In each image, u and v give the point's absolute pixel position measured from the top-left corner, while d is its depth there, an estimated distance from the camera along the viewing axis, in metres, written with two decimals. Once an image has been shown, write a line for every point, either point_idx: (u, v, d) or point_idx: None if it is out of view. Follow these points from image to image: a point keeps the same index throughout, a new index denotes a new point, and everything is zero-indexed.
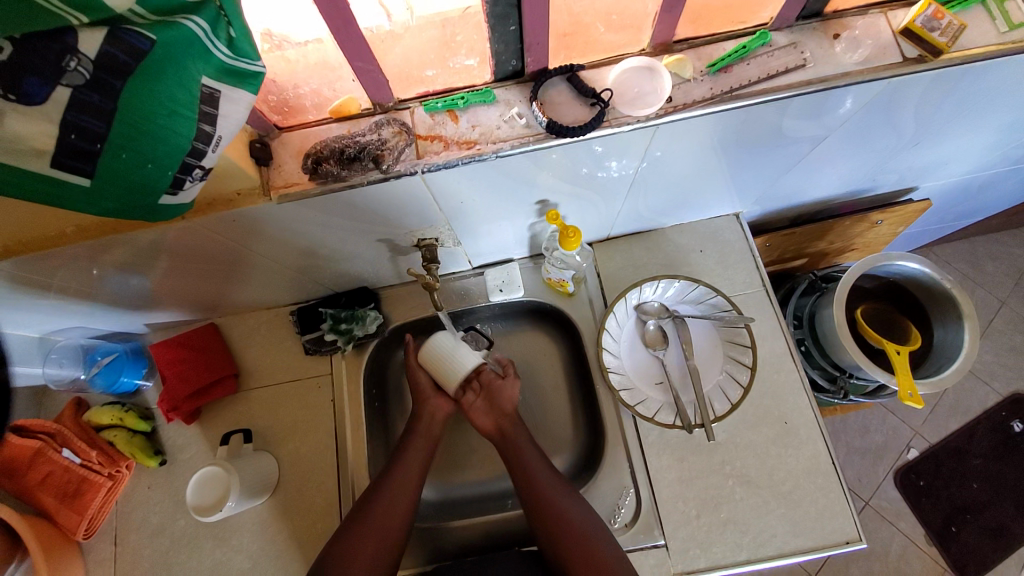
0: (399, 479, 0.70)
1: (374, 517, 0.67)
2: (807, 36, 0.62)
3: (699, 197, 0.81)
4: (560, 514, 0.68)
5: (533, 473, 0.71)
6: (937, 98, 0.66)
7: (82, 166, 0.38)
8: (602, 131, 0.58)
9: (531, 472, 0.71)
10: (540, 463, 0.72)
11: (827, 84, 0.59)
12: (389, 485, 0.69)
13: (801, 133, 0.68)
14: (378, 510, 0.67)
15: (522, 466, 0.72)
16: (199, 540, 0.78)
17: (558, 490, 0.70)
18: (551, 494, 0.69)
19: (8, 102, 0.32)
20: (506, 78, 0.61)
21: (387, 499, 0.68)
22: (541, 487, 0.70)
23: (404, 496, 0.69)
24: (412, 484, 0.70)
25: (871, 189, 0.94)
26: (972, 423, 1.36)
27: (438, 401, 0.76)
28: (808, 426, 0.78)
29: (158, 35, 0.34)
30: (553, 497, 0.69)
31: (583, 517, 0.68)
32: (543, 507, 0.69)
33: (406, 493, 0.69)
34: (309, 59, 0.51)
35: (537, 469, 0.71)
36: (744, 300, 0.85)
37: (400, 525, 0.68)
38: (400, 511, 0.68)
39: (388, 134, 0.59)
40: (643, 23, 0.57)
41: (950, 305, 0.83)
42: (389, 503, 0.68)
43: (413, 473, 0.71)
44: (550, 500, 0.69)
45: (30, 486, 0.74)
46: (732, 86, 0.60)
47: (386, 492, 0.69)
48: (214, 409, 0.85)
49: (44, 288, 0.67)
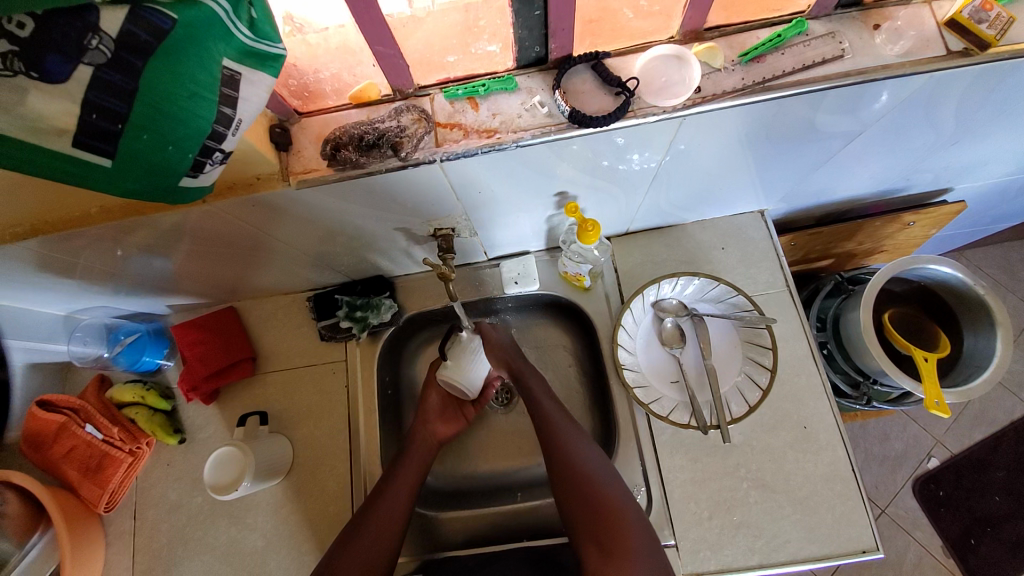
0: (390, 495, 0.69)
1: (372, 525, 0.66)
2: (846, 26, 0.59)
3: (723, 192, 0.79)
4: (576, 463, 0.66)
5: (553, 421, 0.71)
6: (983, 94, 0.63)
7: (103, 146, 0.38)
8: (626, 122, 0.56)
9: (550, 418, 0.71)
10: (559, 414, 0.71)
11: (866, 76, 0.56)
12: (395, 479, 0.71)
13: (835, 128, 0.65)
14: (371, 524, 0.66)
15: (540, 410, 0.72)
16: (215, 519, 0.80)
17: (576, 440, 0.68)
18: (568, 441, 0.68)
19: (31, 79, 0.33)
20: (529, 65, 0.59)
21: (381, 510, 0.68)
22: (559, 435, 0.69)
23: (398, 511, 0.68)
24: (404, 501, 0.69)
25: (904, 188, 0.90)
26: (998, 434, 1.31)
27: (435, 426, 0.79)
28: (828, 431, 0.76)
29: (180, 15, 0.34)
30: (572, 447, 0.68)
31: (603, 474, 0.65)
32: (560, 452, 0.68)
33: (401, 495, 0.69)
34: (330, 43, 0.50)
35: (556, 417, 0.71)
36: (765, 300, 0.83)
37: (390, 546, 0.66)
38: (394, 527, 0.67)
39: (408, 121, 0.58)
40: (674, 10, 0.55)
41: (983, 311, 0.79)
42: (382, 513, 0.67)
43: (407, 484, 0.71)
44: (571, 453, 0.67)
45: (54, 459, 0.76)
46: (764, 76, 0.57)
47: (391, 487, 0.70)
48: (231, 391, 0.86)
49: (69, 268, 0.68)
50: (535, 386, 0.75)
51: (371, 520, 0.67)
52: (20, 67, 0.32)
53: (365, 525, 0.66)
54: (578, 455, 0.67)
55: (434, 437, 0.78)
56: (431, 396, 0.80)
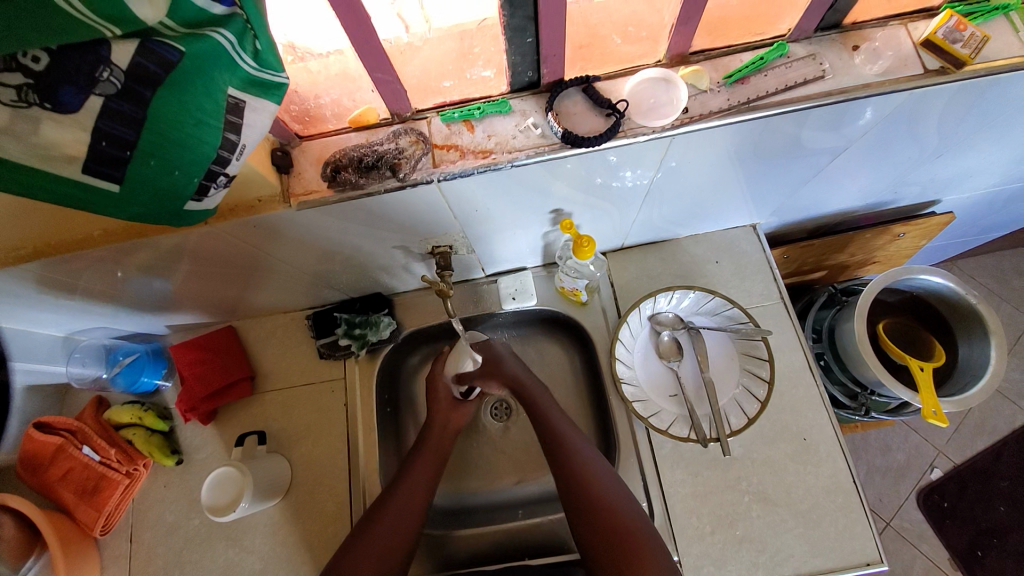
0: (394, 507, 0.67)
1: (378, 534, 0.65)
2: (826, 48, 0.62)
3: (715, 207, 0.80)
4: (591, 483, 0.65)
5: (566, 440, 0.69)
6: (961, 110, 0.65)
7: (111, 172, 0.40)
8: (617, 141, 0.58)
9: (563, 437, 0.70)
10: (571, 433, 0.70)
11: (847, 95, 0.58)
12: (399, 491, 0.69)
13: (821, 144, 0.67)
14: (374, 538, 0.64)
15: (552, 430, 0.71)
16: (210, 541, 0.79)
17: (590, 460, 0.67)
18: (582, 461, 0.67)
19: (44, 110, 0.34)
20: (522, 89, 0.61)
21: (393, 513, 0.67)
22: (572, 455, 0.68)
23: (407, 522, 0.67)
24: (416, 512, 0.68)
25: (892, 201, 0.92)
26: (1000, 443, 1.30)
27: (450, 415, 0.78)
28: (827, 443, 0.75)
29: (187, 47, 0.35)
30: (587, 466, 0.66)
31: (618, 494, 0.64)
32: (574, 472, 0.66)
33: (414, 502, 0.68)
34: (331, 70, 0.52)
35: (568, 435, 0.70)
36: (761, 312, 0.84)
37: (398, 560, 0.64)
38: (402, 540, 0.65)
39: (406, 144, 0.60)
40: (660, 34, 0.57)
41: (975, 320, 0.80)
42: (390, 523, 0.66)
43: (417, 499, 0.69)
44: (587, 473, 0.66)
45: (50, 481, 0.76)
46: (749, 97, 0.59)
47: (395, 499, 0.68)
48: (229, 411, 0.86)
49: (70, 289, 0.69)
50: (546, 405, 0.74)
51: (381, 528, 0.65)
52: (35, 99, 0.33)
53: (375, 533, 0.65)
54: (593, 474, 0.66)
55: (450, 425, 0.77)
56: (441, 387, 0.79)
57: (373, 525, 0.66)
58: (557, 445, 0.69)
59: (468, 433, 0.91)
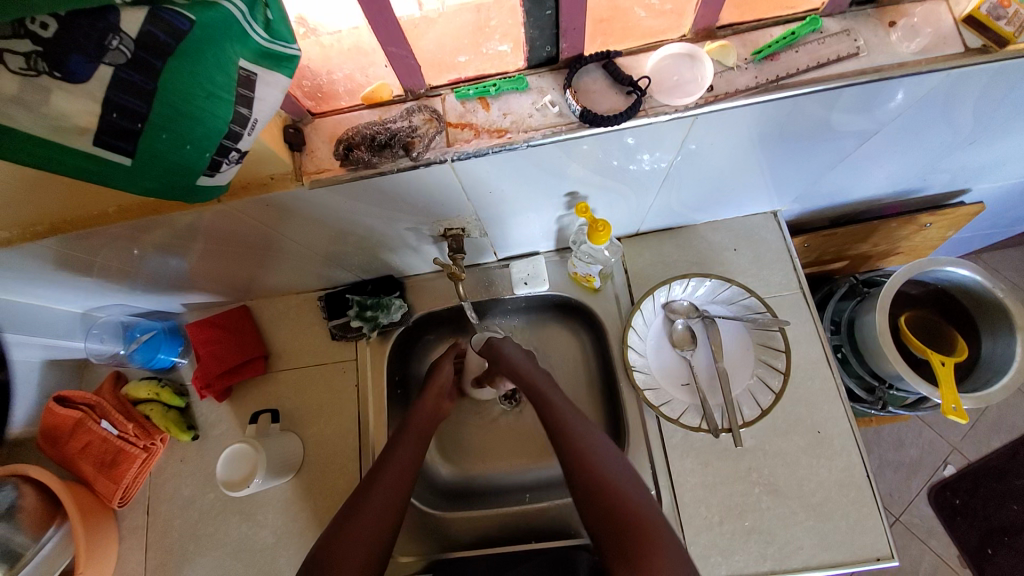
0: (388, 474, 0.66)
1: (374, 500, 0.64)
2: (861, 24, 0.58)
3: (735, 192, 0.78)
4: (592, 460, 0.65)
5: (565, 421, 0.70)
6: (1002, 93, 0.61)
7: (124, 145, 0.39)
8: (637, 121, 0.56)
9: (563, 418, 0.70)
10: (572, 414, 0.71)
11: (882, 75, 0.55)
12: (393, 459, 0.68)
13: (849, 128, 0.64)
14: (370, 505, 0.63)
15: (552, 411, 0.72)
16: (225, 515, 0.81)
17: (592, 438, 0.67)
18: (584, 439, 0.67)
19: (54, 79, 0.33)
20: (540, 65, 0.59)
21: (387, 479, 0.66)
22: (572, 436, 0.68)
23: (399, 492, 0.65)
24: (407, 482, 0.67)
25: (921, 189, 0.88)
26: (1019, 441, 1.27)
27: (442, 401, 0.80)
28: (842, 436, 0.74)
29: (198, 15, 0.34)
30: (587, 446, 0.66)
31: (625, 480, 0.63)
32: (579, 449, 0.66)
33: (406, 470, 0.68)
34: (343, 45, 0.51)
35: (568, 416, 0.70)
36: (779, 302, 0.81)
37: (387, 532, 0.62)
38: (393, 511, 0.64)
39: (419, 122, 0.58)
40: (686, 8, 0.55)
41: (1001, 315, 0.77)
42: (382, 492, 0.65)
43: (408, 470, 0.68)
44: (590, 459, 0.65)
45: (71, 455, 0.78)
46: (778, 75, 0.56)
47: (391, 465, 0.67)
48: (243, 389, 0.87)
49: (87, 266, 0.70)
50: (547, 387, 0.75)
51: (374, 496, 0.64)
52: (45, 68, 0.33)
53: (368, 501, 0.64)
54: (597, 451, 0.66)
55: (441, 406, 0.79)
56: (444, 371, 0.83)
57: (367, 492, 0.65)
58: (558, 425, 0.70)
59: (477, 415, 0.92)
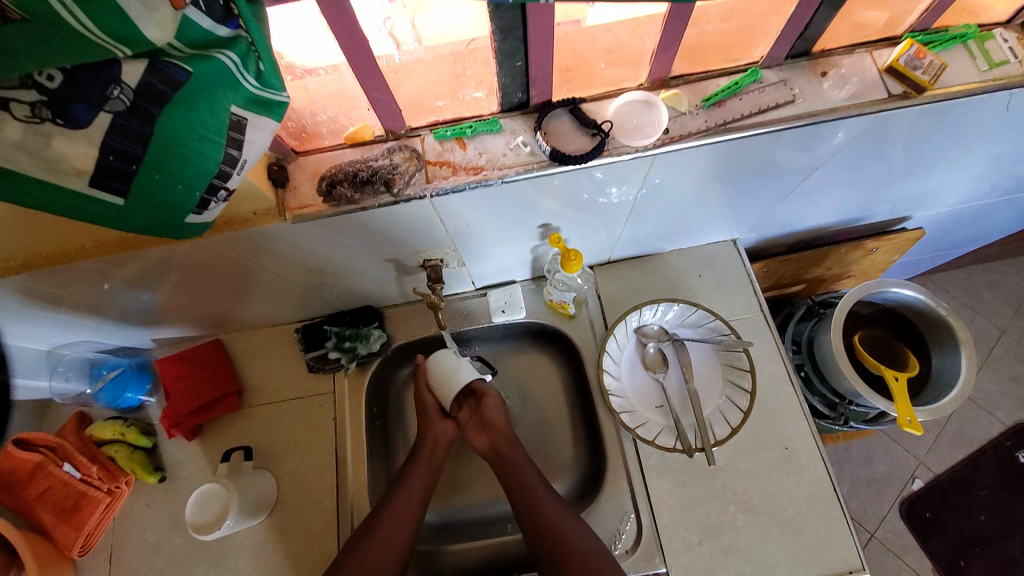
0: (387, 522, 0.67)
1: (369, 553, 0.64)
2: (796, 74, 0.66)
3: (698, 222, 0.84)
4: (587, 563, 0.63)
5: (555, 520, 0.67)
6: (923, 133, 0.70)
7: (117, 185, 0.40)
8: (603, 160, 0.61)
9: (552, 519, 0.67)
10: (563, 516, 0.67)
11: (816, 119, 0.62)
12: (389, 512, 0.68)
13: (795, 164, 0.71)
14: (368, 553, 0.64)
15: (538, 508, 0.68)
16: (192, 562, 0.76)
17: (583, 534, 0.66)
18: (575, 547, 0.65)
19: (56, 125, 0.35)
20: (512, 109, 0.64)
21: (377, 542, 0.65)
22: (564, 536, 0.66)
23: (392, 548, 0.66)
24: (405, 535, 0.67)
25: (865, 217, 0.96)
26: (977, 453, 1.34)
27: (444, 426, 0.74)
28: (809, 451, 0.77)
29: (194, 67, 0.37)
30: (551, 513, 0.67)
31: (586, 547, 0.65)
32: (565, 556, 0.64)
33: (399, 529, 0.67)
34: (328, 88, 0.54)
35: (557, 515, 0.67)
36: (743, 324, 0.86)
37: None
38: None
39: (400, 160, 0.62)
40: (642, 59, 0.61)
41: (946, 331, 0.84)
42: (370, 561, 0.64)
43: (406, 527, 0.67)
44: (555, 526, 0.66)
45: (27, 501, 0.73)
46: (726, 119, 0.63)
47: (386, 517, 0.67)
48: (215, 426, 0.85)
49: (56, 301, 0.69)
50: (528, 475, 0.71)
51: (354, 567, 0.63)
52: (48, 115, 0.35)
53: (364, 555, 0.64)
54: (585, 552, 0.64)
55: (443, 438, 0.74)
56: (429, 399, 0.76)
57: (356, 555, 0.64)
58: (545, 523, 0.67)
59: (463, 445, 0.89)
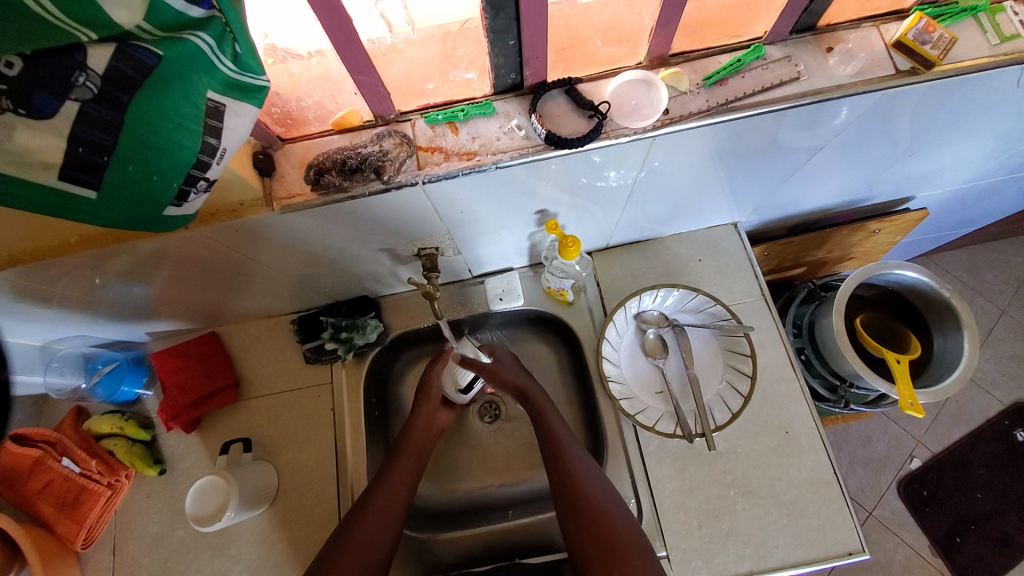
0: (386, 490, 0.68)
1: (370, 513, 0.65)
2: (801, 50, 0.63)
3: (698, 205, 0.82)
4: (591, 488, 0.66)
5: (558, 442, 0.70)
6: (930, 110, 0.67)
7: (89, 178, 0.39)
8: (600, 143, 0.59)
9: (614, 524, 0.63)
10: (566, 439, 0.71)
11: (821, 96, 0.60)
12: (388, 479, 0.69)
13: (797, 144, 0.69)
14: (369, 514, 0.65)
15: (547, 430, 0.72)
16: (197, 551, 0.77)
17: (595, 481, 0.67)
18: (627, 543, 0.61)
19: (18, 116, 0.33)
20: (505, 91, 0.62)
21: (376, 505, 0.66)
22: (566, 458, 0.69)
23: (393, 509, 0.67)
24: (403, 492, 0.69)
25: (868, 199, 0.95)
26: (975, 432, 1.35)
27: (436, 413, 0.80)
28: (809, 435, 0.77)
29: (165, 51, 0.35)
30: (555, 438, 0.71)
31: (587, 469, 0.68)
32: (596, 520, 0.63)
33: (396, 498, 0.68)
34: (312, 73, 0.52)
35: (568, 449, 0.70)
36: (743, 309, 0.85)
37: (388, 539, 0.64)
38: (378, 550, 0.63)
39: (390, 146, 0.60)
40: (640, 37, 0.58)
41: (949, 313, 0.83)
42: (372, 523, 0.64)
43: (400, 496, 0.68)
44: (559, 448, 0.70)
45: (28, 495, 0.73)
46: (727, 98, 0.61)
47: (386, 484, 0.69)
48: (213, 418, 0.85)
49: (46, 297, 0.68)
50: (595, 488, 0.66)
51: (359, 532, 0.63)
52: (9, 105, 0.32)
53: (366, 516, 0.65)
54: (605, 512, 0.64)
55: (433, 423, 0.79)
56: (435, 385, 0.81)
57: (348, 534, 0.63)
58: (613, 543, 0.61)
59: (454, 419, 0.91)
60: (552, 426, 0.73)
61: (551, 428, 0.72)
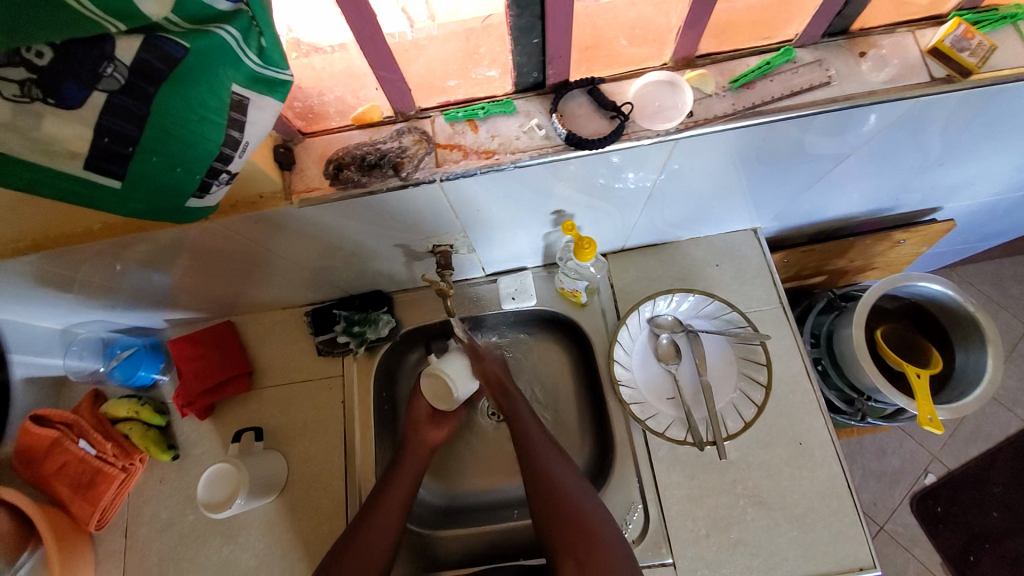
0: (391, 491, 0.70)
1: (376, 518, 0.67)
2: (832, 54, 0.61)
3: (716, 211, 0.80)
4: (558, 483, 0.66)
5: (528, 432, 0.70)
6: (965, 119, 0.65)
7: (114, 169, 0.39)
8: (621, 145, 0.58)
9: (587, 520, 0.63)
10: (532, 423, 0.72)
11: (851, 102, 0.58)
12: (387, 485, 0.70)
13: (824, 150, 0.67)
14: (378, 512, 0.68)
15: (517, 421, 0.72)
16: (206, 537, 0.79)
17: (564, 475, 0.67)
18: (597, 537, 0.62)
19: (48, 105, 0.34)
20: (527, 90, 0.61)
21: (383, 509, 0.68)
22: (533, 445, 0.69)
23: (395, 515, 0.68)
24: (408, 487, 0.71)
25: (894, 208, 0.92)
26: (994, 450, 1.31)
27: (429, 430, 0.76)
28: (822, 447, 0.76)
29: (192, 43, 0.35)
30: (523, 429, 0.71)
31: (558, 466, 0.67)
32: (563, 513, 0.63)
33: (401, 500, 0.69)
34: (335, 67, 0.52)
35: (534, 439, 0.70)
36: (759, 317, 0.84)
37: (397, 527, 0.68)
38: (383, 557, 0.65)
39: (409, 142, 0.60)
40: (666, 37, 0.57)
41: (973, 328, 0.81)
42: (374, 536, 0.66)
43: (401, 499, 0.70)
44: (527, 438, 0.70)
45: (45, 475, 0.75)
46: (754, 102, 0.59)
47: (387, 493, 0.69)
48: (226, 406, 0.86)
49: (68, 282, 0.69)
50: (588, 515, 0.63)
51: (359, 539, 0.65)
52: (38, 95, 0.33)
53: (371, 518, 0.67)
54: (575, 502, 0.64)
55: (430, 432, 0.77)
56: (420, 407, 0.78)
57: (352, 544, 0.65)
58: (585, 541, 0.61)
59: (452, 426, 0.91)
60: (524, 420, 0.72)
61: (525, 423, 0.71)
